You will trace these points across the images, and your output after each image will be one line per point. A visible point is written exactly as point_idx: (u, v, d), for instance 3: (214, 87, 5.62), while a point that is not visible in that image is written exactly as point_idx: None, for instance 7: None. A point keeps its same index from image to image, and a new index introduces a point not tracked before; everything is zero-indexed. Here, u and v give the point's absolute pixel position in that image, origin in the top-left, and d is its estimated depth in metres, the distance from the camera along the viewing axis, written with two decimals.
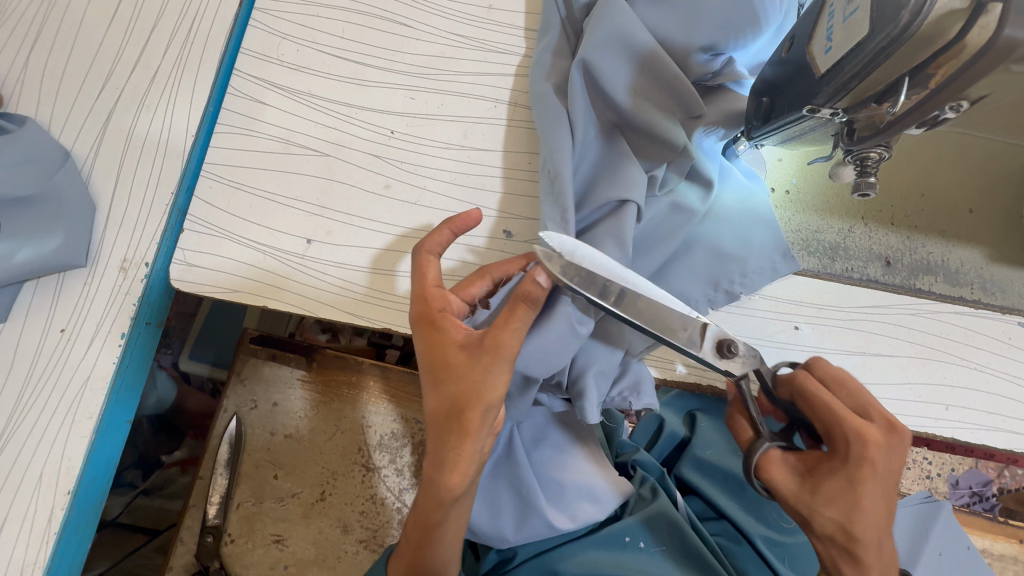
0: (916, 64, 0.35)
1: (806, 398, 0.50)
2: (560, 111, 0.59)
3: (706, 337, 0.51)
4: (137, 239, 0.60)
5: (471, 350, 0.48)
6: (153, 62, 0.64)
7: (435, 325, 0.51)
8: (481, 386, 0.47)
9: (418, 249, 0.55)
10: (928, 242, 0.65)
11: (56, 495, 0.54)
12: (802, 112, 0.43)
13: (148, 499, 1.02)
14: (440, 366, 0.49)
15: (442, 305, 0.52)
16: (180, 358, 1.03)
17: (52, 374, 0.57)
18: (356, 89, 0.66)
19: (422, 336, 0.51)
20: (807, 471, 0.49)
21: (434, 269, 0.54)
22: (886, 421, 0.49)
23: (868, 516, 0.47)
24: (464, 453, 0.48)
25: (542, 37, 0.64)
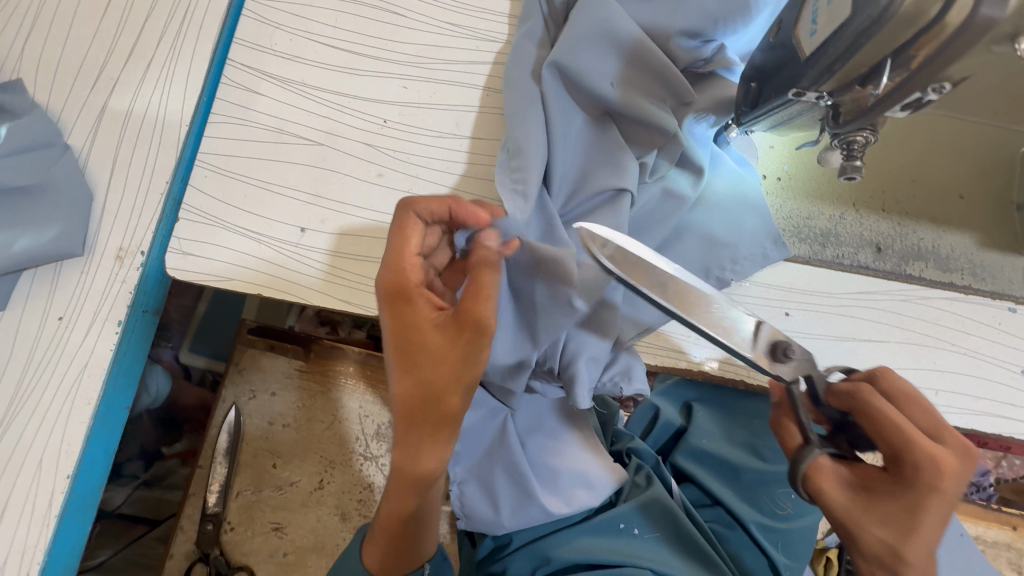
0: (898, 46, 0.35)
1: (872, 417, 0.49)
2: (533, 102, 0.58)
3: (760, 339, 0.49)
4: (132, 228, 0.61)
5: (448, 327, 0.50)
6: (147, 52, 0.64)
7: (407, 299, 0.51)
8: (463, 358, 0.49)
9: (402, 212, 0.53)
10: (919, 228, 0.65)
11: (55, 480, 0.55)
12: (788, 96, 0.44)
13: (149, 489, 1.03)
14: (415, 342, 0.50)
15: (418, 278, 0.52)
16: (181, 351, 1.04)
17: (51, 361, 0.58)
18: (349, 79, 0.66)
19: (392, 311, 0.51)
20: (866, 489, 0.50)
21: (416, 235, 0.52)
22: (962, 447, 0.48)
23: (920, 537, 0.48)
24: (446, 420, 0.50)
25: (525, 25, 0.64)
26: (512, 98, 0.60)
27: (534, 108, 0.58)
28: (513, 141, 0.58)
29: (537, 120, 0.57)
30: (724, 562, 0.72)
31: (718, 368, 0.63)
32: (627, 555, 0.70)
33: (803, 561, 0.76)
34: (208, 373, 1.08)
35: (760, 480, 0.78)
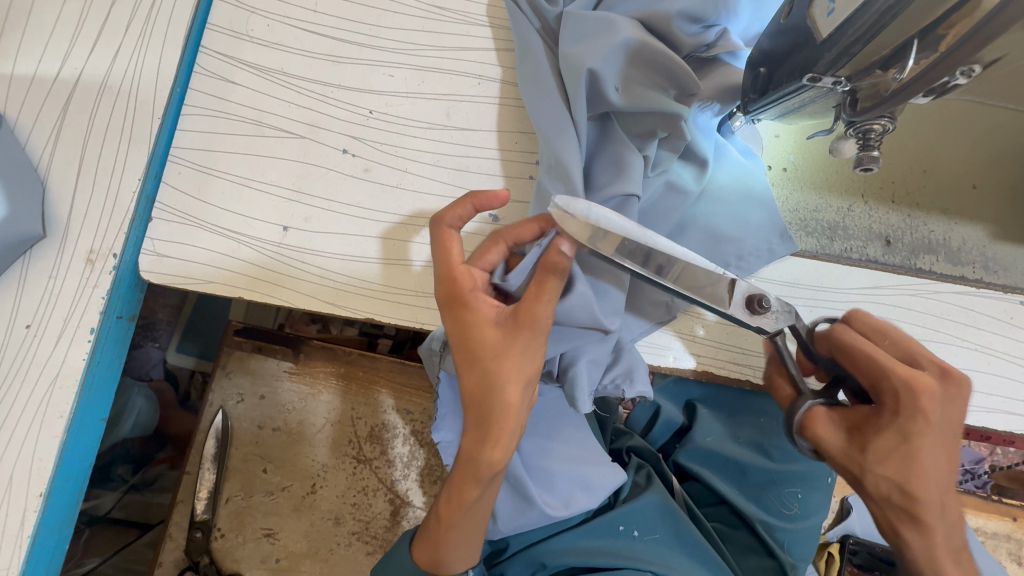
0: (926, 24, 0.32)
1: (849, 352, 0.48)
2: (560, 117, 0.56)
3: (735, 292, 0.47)
4: (103, 229, 0.57)
5: (506, 324, 0.47)
6: (116, 38, 0.60)
7: (464, 303, 0.48)
8: (518, 363, 0.47)
9: (438, 223, 0.51)
10: (929, 220, 0.63)
11: (27, 498, 0.52)
12: (802, 82, 0.41)
13: (142, 494, 0.99)
14: (473, 344, 0.47)
15: (472, 284, 0.49)
16: (168, 352, 1.02)
17: (19, 372, 0.54)
18: (332, 67, 0.63)
19: (452, 317, 0.49)
20: (855, 428, 0.47)
21: (456, 245, 0.51)
22: (938, 366, 0.46)
23: (925, 472, 0.45)
24: (506, 429, 0.48)
25: (516, 25, 0.60)
26: (537, 117, 0.57)
27: (563, 125, 0.55)
28: (548, 160, 0.56)
29: (568, 136, 0.55)
30: (724, 560, 0.72)
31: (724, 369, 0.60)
32: (627, 558, 0.68)
33: (806, 557, 0.73)
34: (197, 373, 1.04)
35: (764, 477, 0.75)
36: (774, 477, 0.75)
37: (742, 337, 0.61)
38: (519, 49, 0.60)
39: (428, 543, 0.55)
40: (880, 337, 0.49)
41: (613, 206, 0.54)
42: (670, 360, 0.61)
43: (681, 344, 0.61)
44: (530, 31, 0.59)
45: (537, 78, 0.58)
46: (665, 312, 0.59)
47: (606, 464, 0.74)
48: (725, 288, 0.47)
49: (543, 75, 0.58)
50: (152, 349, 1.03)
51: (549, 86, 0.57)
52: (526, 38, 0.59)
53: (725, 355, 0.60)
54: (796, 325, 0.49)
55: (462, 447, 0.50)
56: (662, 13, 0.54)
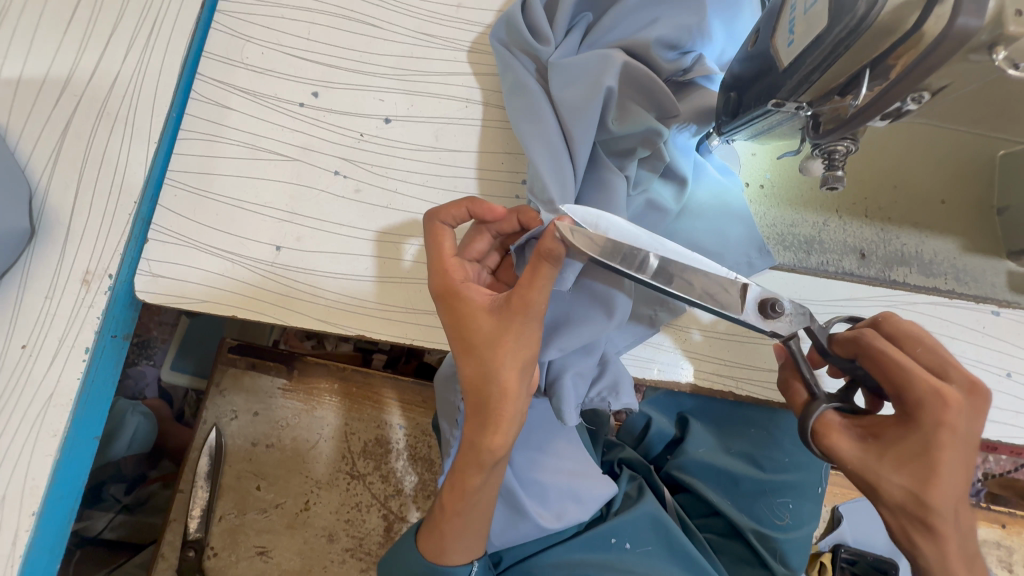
0: (876, 55, 0.34)
1: (871, 358, 0.48)
2: (555, 137, 0.56)
3: (746, 299, 0.47)
4: (99, 250, 0.58)
5: (496, 313, 0.48)
6: (113, 66, 0.62)
7: (457, 294, 0.50)
8: (512, 349, 0.47)
9: (430, 219, 0.54)
10: (902, 233, 0.65)
11: (20, 517, 0.53)
12: (768, 107, 0.43)
13: (132, 514, 0.98)
14: (466, 334, 0.49)
15: (462, 276, 0.52)
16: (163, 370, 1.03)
17: (14, 392, 0.55)
18: (325, 93, 0.65)
19: (446, 308, 0.51)
20: (873, 435, 0.48)
21: (448, 240, 0.54)
22: (970, 381, 0.45)
23: (942, 484, 0.45)
24: (505, 415, 0.49)
25: (503, 60, 0.62)
26: (530, 139, 0.57)
27: (558, 148, 0.56)
28: (541, 181, 0.56)
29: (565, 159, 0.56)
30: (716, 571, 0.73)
31: (708, 381, 0.62)
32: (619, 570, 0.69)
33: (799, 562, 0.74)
34: (191, 390, 1.05)
35: (754, 485, 0.76)
36: (762, 486, 0.76)
37: (724, 349, 0.62)
38: (509, 73, 0.61)
39: (432, 534, 0.57)
40: (913, 343, 0.49)
41: None
42: (654, 373, 0.62)
43: (664, 357, 0.62)
44: (519, 62, 0.61)
45: (532, 100, 0.59)
46: (649, 324, 0.61)
47: (597, 476, 0.75)
48: (736, 294, 0.47)
49: (535, 100, 0.58)
50: (147, 367, 1.04)
51: (543, 110, 0.58)
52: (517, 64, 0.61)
53: (708, 367, 0.62)
54: (807, 327, 0.50)
55: (465, 438, 0.51)
56: (640, 41, 0.57)
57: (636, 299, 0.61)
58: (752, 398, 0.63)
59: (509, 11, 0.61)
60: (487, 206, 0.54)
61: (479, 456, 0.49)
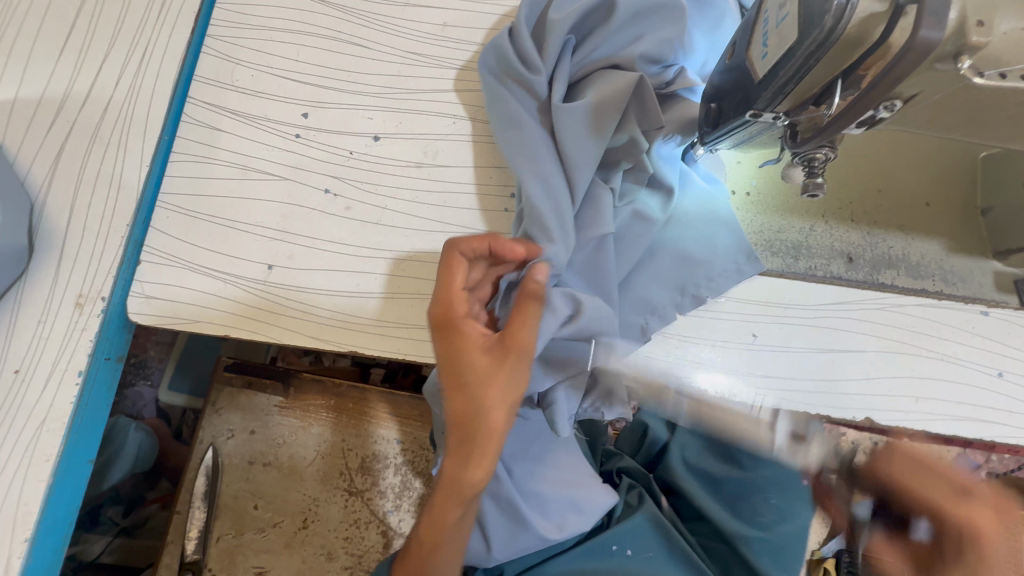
0: (847, 65, 0.35)
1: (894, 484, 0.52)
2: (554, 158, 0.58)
3: None
4: (92, 273, 0.59)
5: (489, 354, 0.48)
6: (105, 91, 0.63)
7: (456, 328, 0.50)
8: (506, 387, 0.48)
9: (449, 250, 0.51)
10: (888, 236, 0.66)
11: (12, 544, 0.52)
12: (747, 117, 0.43)
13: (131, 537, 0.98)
14: (456, 373, 0.49)
15: (464, 310, 0.51)
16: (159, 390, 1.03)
17: (6, 417, 0.55)
18: (315, 113, 0.66)
19: (442, 342, 0.50)
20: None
21: (461, 273, 0.51)
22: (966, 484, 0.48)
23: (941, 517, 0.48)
24: (488, 452, 0.49)
25: (491, 89, 0.63)
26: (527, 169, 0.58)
27: (556, 184, 0.57)
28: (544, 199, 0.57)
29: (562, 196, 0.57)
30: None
31: (699, 388, 0.62)
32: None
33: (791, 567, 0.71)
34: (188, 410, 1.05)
35: (739, 491, 0.75)
36: (748, 491, 0.75)
37: (716, 356, 0.62)
38: (502, 93, 0.62)
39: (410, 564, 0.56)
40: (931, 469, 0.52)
41: (590, 254, 0.58)
42: (648, 381, 0.62)
43: (657, 365, 0.63)
44: (510, 92, 0.62)
45: (527, 121, 0.60)
46: (640, 334, 0.61)
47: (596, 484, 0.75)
48: None
49: (533, 132, 0.59)
50: (143, 388, 1.06)
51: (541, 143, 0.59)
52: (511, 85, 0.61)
53: (700, 375, 0.62)
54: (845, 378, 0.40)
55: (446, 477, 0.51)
56: (623, 57, 0.59)
57: (626, 308, 0.61)
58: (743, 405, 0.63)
59: (498, 40, 0.62)
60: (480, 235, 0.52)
61: (458, 479, 0.50)
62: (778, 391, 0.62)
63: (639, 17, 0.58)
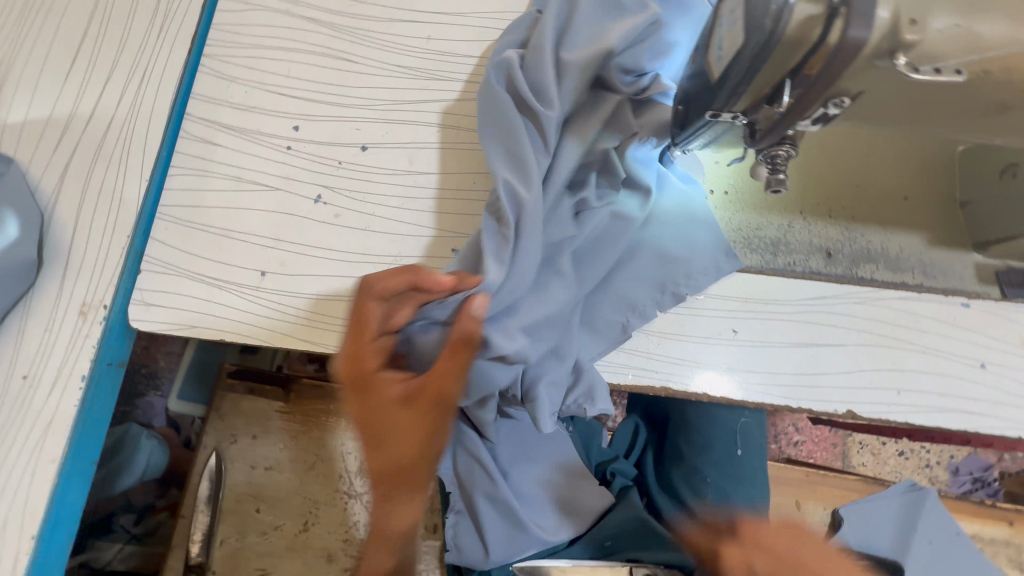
0: (793, 65, 0.37)
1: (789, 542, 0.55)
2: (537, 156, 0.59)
3: None
4: (95, 281, 0.62)
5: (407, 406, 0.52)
6: (108, 111, 0.67)
7: (368, 386, 0.53)
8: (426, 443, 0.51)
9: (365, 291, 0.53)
10: (867, 231, 0.66)
11: (20, 540, 0.55)
12: (707, 117, 0.45)
13: (142, 544, 1.00)
14: (375, 431, 0.52)
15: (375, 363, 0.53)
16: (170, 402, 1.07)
17: (15, 420, 0.58)
18: (305, 125, 0.69)
19: (356, 401, 0.53)
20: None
21: (373, 315, 0.53)
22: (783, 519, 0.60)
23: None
24: (410, 506, 0.52)
25: (486, 89, 0.61)
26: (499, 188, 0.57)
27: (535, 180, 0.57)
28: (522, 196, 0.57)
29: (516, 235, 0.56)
30: None
31: (680, 384, 0.63)
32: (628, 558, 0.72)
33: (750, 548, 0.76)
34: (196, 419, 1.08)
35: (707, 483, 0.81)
36: (704, 483, 0.81)
37: (699, 352, 0.63)
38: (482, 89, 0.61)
39: None
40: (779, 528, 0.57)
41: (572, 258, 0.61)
42: (630, 378, 0.63)
43: (639, 363, 0.63)
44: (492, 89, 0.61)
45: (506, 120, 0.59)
46: (621, 331, 0.62)
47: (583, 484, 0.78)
48: None
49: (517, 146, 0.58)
50: (155, 399, 1.09)
51: (521, 159, 0.58)
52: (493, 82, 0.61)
53: (683, 371, 0.63)
54: None
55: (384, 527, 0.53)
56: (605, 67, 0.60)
57: (607, 306, 0.63)
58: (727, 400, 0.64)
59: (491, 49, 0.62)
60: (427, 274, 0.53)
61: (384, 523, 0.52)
62: (760, 386, 0.62)
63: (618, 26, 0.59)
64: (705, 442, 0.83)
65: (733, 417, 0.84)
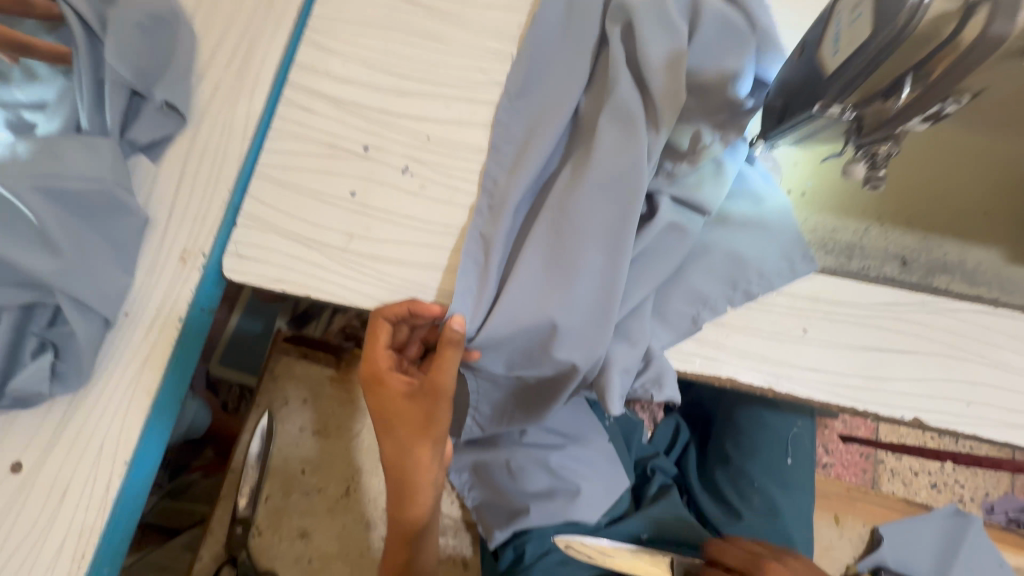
0: (918, 60, 0.39)
1: None
2: (631, 124, 0.61)
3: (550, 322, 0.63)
4: (196, 231, 0.66)
5: (417, 394, 0.61)
6: (217, 75, 0.72)
7: (381, 381, 0.63)
8: (421, 430, 0.62)
9: (376, 314, 0.61)
10: (944, 242, 0.67)
11: (114, 464, 0.59)
12: (812, 111, 0.46)
13: (174, 500, 1.09)
14: (391, 413, 0.62)
15: (388, 363, 0.63)
16: (211, 366, 1.17)
17: (115, 351, 0.62)
18: (396, 98, 0.72)
19: (372, 392, 0.63)
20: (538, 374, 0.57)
21: (385, 333, 0.62)
22: None
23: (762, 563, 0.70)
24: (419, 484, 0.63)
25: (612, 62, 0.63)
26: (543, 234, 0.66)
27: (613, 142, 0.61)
28: (611, 156, 0.61)
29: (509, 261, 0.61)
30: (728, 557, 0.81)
31: (747, 376, 0.63)
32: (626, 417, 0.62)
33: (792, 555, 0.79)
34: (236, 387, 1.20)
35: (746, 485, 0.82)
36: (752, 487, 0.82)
37: (766, 346, 0.64)
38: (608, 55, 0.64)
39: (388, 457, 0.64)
40: None
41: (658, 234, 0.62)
42: (698, 365, 0.64)
43: (709, 353, 0.64)
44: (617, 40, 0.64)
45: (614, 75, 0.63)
46: (690, 323, 0.63)
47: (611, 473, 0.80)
48: (290, 278, 0.65)
49: (620, 109, 0.61)
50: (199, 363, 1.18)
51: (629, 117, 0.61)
52: (622, 48, 0.64)
53: (749, 362, 0.64)
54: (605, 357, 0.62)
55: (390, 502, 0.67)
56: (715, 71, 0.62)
57: (677, 298, 0.64)
58: (790, 399, 0.64)
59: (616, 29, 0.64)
60: (424, 305, 0.59)
61: (414, 478, 0.64)
62: (827, 386, 0.63)
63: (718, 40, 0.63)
64: (751, 447, 0.83)
65: (783, 428, 0.83)
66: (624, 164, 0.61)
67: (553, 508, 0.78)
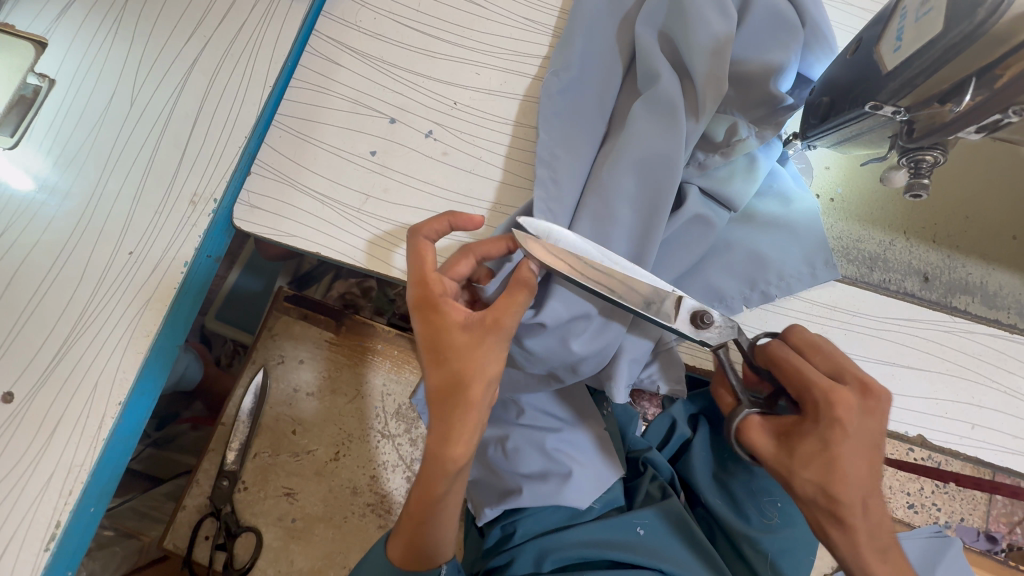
0: (986, 63, 0.38)
1: (433, 332, 0.53)
2: (670, 111, 0.58)
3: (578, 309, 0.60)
4: (208, 175, 0.64)
5: (475, 329, 0.52)
6: (243, 13, 0.69)
7: (436, 307, 0.53)
8: (481, 365, 0.51)
9: (416, 233, 0.57)
10: (967, 262, 0.67)
11: (107, 405, 0.58)
12: (864, 109, 0.45)
13: (159, 449, 1.10)
14: (444, 348, 0.52)
15: (442, 289, 0.54)
16: (209, 319, 1.17)
17: (117, 290, 0.61)
18: (424, 59, 0.69)
19: (422, 319, 0.54)
20: (447, 333, 0.52)
21: (431, 254, 0.56)
22: (442, 341, 0.52)
23: (846, 476, 0.50)
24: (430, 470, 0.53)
25: (644, 46, 0.62)
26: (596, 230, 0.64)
27: (648, 129, 0.59)
28: (647, 143, 0.58)
29: None
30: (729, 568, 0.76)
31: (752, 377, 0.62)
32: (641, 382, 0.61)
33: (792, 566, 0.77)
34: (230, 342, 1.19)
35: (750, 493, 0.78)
36: None
37: None
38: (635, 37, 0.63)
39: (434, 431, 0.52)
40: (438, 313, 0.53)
41: (688, 225, 0.60)
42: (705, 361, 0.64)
43: None
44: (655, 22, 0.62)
45: (651, 57, 0.61)
46: None
47: (603, 461, 0.80)
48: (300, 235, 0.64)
49: (660, 93, 0.59)
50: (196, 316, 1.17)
51: (668, 102, 0.59)
52: (659, 30, 0.62)
53: None
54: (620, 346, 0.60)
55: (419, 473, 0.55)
56: (757, 61, 0.59)
57: (696, 294, 0.62)
58: None
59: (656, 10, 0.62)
60: (467, 216, 0.60)
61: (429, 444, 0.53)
62: None
63: (762, 31, 0.60)
64: None
65: None
66: (662, 150, 0.58)
67: (546, 491, 0.77)
